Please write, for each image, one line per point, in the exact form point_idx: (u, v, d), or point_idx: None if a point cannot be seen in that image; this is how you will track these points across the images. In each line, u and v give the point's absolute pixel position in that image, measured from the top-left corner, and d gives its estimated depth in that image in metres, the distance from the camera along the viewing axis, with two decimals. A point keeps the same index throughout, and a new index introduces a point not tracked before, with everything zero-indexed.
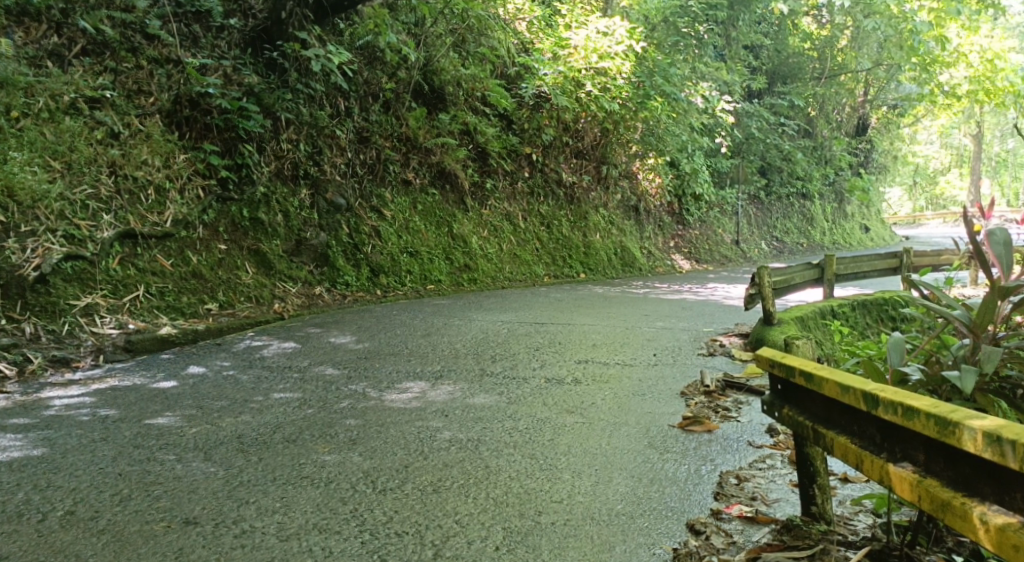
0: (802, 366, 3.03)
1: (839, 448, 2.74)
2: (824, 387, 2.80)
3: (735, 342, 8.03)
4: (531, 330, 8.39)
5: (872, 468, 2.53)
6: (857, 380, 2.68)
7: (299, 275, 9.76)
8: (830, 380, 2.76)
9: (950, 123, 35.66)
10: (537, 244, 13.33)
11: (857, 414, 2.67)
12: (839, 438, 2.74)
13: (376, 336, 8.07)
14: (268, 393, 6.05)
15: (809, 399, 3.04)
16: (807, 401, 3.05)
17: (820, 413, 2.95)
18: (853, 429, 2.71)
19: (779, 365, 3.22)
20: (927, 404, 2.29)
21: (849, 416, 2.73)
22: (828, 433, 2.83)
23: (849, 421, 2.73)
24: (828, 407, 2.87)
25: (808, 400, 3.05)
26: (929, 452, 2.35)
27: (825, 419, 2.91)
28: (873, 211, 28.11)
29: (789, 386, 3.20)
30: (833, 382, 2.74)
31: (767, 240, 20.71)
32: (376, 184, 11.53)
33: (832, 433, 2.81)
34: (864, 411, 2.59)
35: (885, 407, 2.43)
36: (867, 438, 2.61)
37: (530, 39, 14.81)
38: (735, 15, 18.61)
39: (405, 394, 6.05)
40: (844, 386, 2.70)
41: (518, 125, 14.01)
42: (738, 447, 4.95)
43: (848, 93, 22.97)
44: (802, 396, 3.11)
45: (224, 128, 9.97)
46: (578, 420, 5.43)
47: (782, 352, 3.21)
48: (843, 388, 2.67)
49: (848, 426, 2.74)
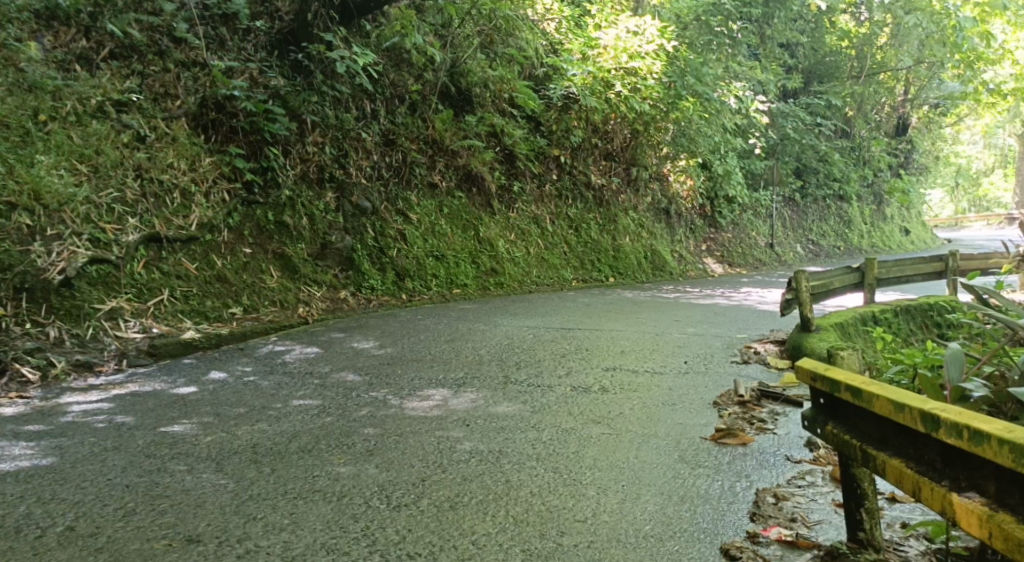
0: (849, 381, 2.83)
1: (893, 472, 2.55)
2: (875, 404, 2.60)
3: (770, 350, 7.73)
4: (557, 336, 8.16)
5: (933, 499, 2.34)
6: (914, 397, 2.48)
7: (324, 279, 9.63)
8: (882, 396, 2.57)
9: (993, 123, 34.71)
10: (565, 248, 13.09)
11: (914, 435, 2.48)
12: (893, 460, 2.55)
13: (398, 342, 7.90)
14: (287, 400, 5.89)
15: (858, 416, 2.84)
16: (856, 417, 2.85)
17: (871, 432, 2.75)
18: (910, 452, 2.52)
19: (824, 378, 3.01)
20: (999, 429, 2.10)
21: (905, 437, 2.54)
22: (882, 455, 2.64)
23: (904, 442, 2.54)
24: (881, 426, 2.68)
25: (857, 418, 2.84)
26: (1002, 482, 2.17)
27: (877, 439, 2.71)
28: (912, 214, 27.39)
29: (835, 400, 2.99)
30: (886, 399, 2.54)
31: (802, 243, 20.22)
32: (403, 187, 11.38)
33: (885, 455, 2.62)
34: (923, 433, 2.40)
35: (949, 430, 2.24)
36: (927, 462, 2.43)
37: (559, 40, 14.58)
38: (769, 13, 18.13)
39: (426, 402, 5.86)
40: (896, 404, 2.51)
41: (546, 127, 13.77)
42: (775, 461, 4.69)
43: (886, 93, 22.41)
44: (851, 412, 2.90)
45: (249, 131, 9.88)
46: (605, 431, 5.21)
47: (827, 365, 3.01)
48: (896, 405, 2.49)
49: (904, 447, 2.54)
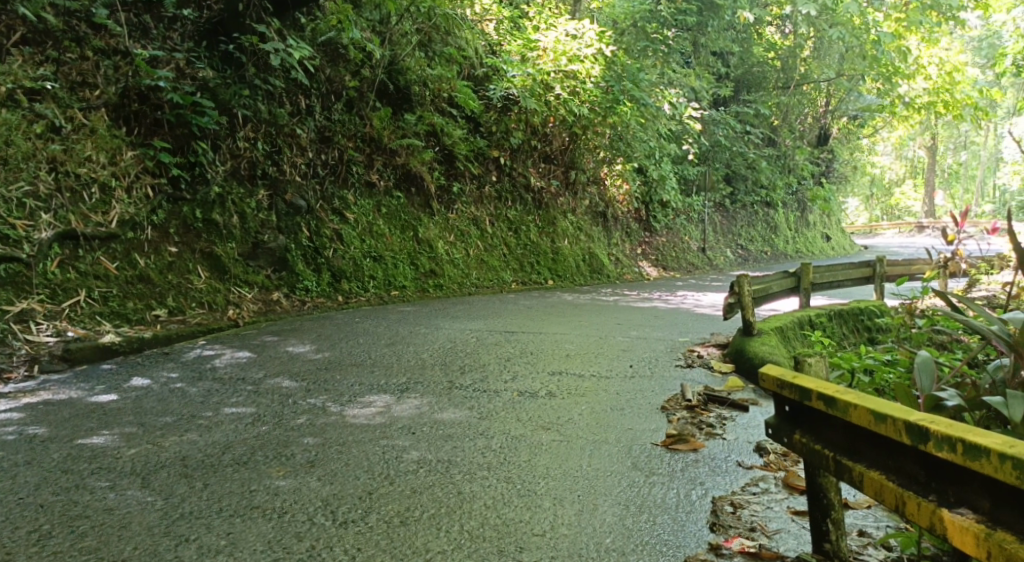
0: (819, 389, 2.84)
1: (873, 484, 2.65)
2: (852, 415, 2.67)
3: (713, 353, 7.74)
4: (501, 339, 8.00)
5: (924, 514, 2.47)
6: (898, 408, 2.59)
7: (255, 280, 9.25)
8: (861, 408, 2.65)
9: (907, 135, 36.13)
10: (504, 250, 12.95)
11: (896, 448, 2.59)
12: (873, 474, 2.65)
13: (336, 345, 7.60)
14: (218, 408, 5.56)
15: (826, 425, 2.88)
16: (824, 426, 2.89)
17: (841, 441, 2.81)
18: (889, 465, 2.62)
19: (792, 387, 2.97)
20: (1001, 446, 2.25)
21: (883, 450, 2.64)
22: (858, 467, 2.72)
23: (882, 455, 2.64)
24: (854, 437, 2.75)
25: (824, 427, 2.89)
26: (996, 498, 2.32)
27: (849, 449, 2.77)
28: (833, 220, 28.28)
29: (800, 408, 2.98)
30: (868, 411, 2.63)
31: (732, 248, 20.59)
32: (339, 186, 11.07)
33: (862, 467, 2.70)
34: (910, 447, 2.51)
35: (946, 445, 2.37)
36: (910, 475, 2.55)
37: (498, 41, 14.38)
38: (704, 21, 18.27)
39: (368, 409, 5.62)
40: (878, 416, 2.60)
41: (485, 128, 13.56)
42: (727, 468, 4.63)
43: (810, 103, 23.06)
44: (816, 420, 2.93)
45: (176, 124, 9.38)
46: (556, 438, 5.08)
47: (791, 372, 2.99)
48: (879, 417, 2.58)
49: (883, 459, 2.64)
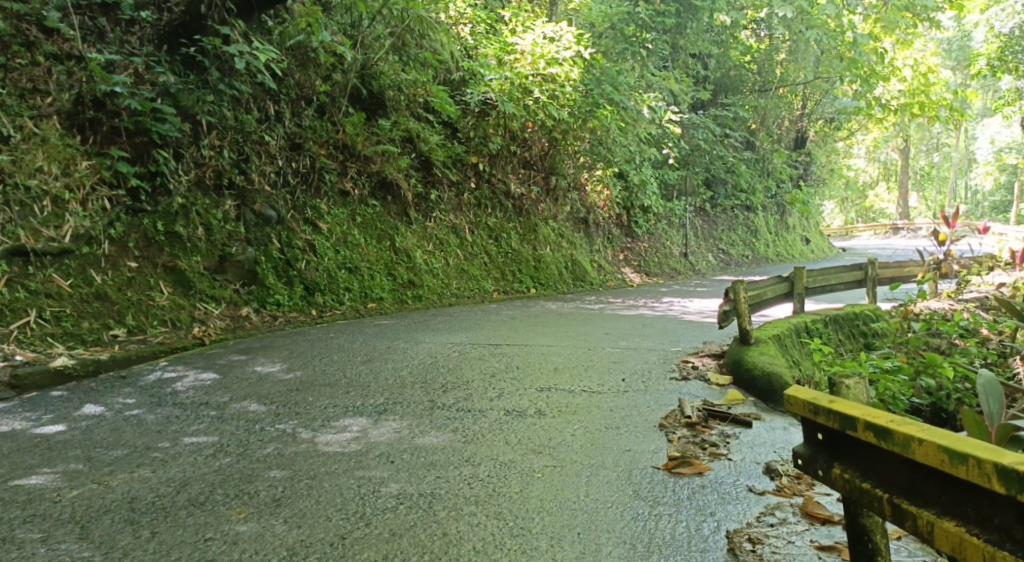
0: (870, 419, 2.62)
1: (949, 536, 2.41)
2: (922, 452, 2.45)
3: (708, 363, 7.35)
4: (485, 353, 7.55)
5: None
6: (983, 447, 2.36)
7: (222, 295, 8.76)
8: (936, 444, 2.42)
9: (881, 137, 36.14)
10: (485, 259, 12.50)
11: (979, 495, 2.37)
12: (947, 523, 2.42)
13: (308, 364, 7.11)
14: (176, 438, 5.07)
15: (875, 460, 2.65)
16: (872, 460, 2.66)
17: (896, 481, 2.59)
18: (967, 512, 2.40)
19: (834, 414, 2.72)
20: None
21: (959, 495, 2.41)
22: (925, 515, 2.47)
23: (956, 501, 2.42)
24: (918, 477, 2.52)
25: (871, 461, 2.66)
26: None
27: (908, 492, 2.55)
28: (811, 223, 28.07)
29: (841, 438, 2.75)
30: (946, 448, 2.39)
31: (713, 253, 20.23)
32: (311, 195, 10.59)
33: (932, 514, 2.46)
34: (1006, 496, 2.29)
35: None
36: (1001, 530, 2.32)
37: (474, 44, 13.93)
38: (682, 23, 17.83)
39: (343, 435, 5.16)
40: (959, 456, 2.38)
41: (463, 133, 13.09)
42: (738, 494, 4.24)
43: (786, 107, 22.82)
44: (861, 454, 2.69)
45: (135, 132, 8.84)
46: (548, 463, 4.65)
47: (830, 396, 2.76)
48: (964, 457, 2.35)
49: (959, 507, 2.41)
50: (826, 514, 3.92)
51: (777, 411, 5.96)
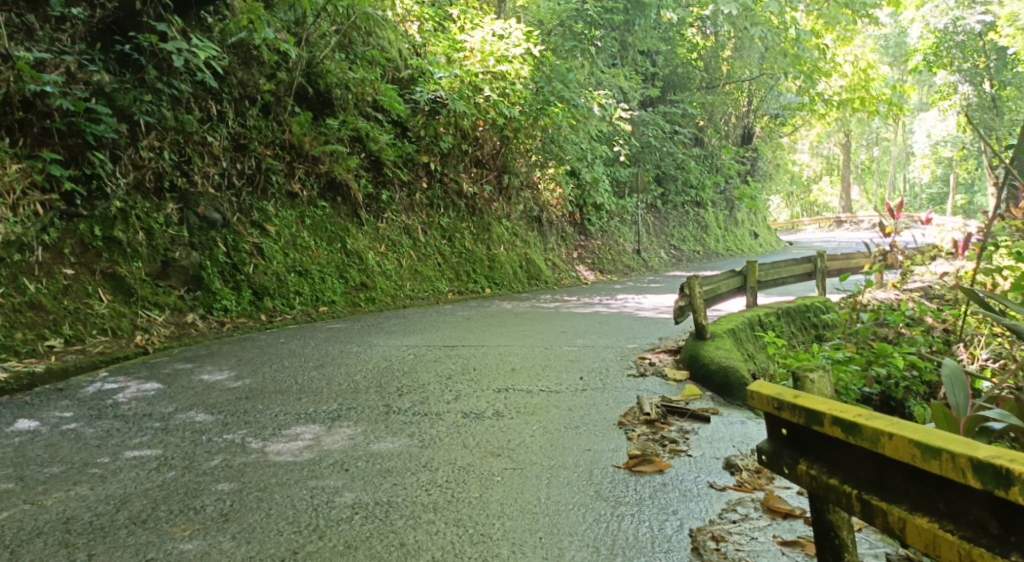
0: (837, 414, 2.63)
1: (922, 532, 2.44)
2: (893, 448, 2.46)
3: (665, 359, 7.33)
4: (441, 355, 7.42)
5: None
6: (956, 441, 2.39)
7: (166, 301, 8.50)
8: (908, 440, 2.43)
9: (825, 132, 36.90)
10: (438, 259, 12.35)
11: (950, 490, 2.40)
12: (919, 519, 2.45)
13: (257, 371, 6.89)
14: (117, 453, 4.86)
15: (842, 455, 2.67)
16: (840, 456, 2.68)
17: (863, 476, 2.61)
18: (938, 508, 2.43)
19: (800, 409, 2.73)
20: None
21: (930, 490, 2.44)
22: (895, 512, 2.50)
23: (927, 496, 2.45)
24: (887, 472, 2.55)
25: (838, 457, 2.68)
26: None
27: (878, 488, 2.57)
28: (760, 218, 28.52)
29: (806, 433, 2.77)
30: (918, 443, 2.41)
31: (666, 249, 20.35)
32: (257, 197, 10.32)
33: (903, 510, 2.49)
34: (979, 491, 2.32)
35: None
36: (974, 526, 2.36)
37: (422, 42, 13.76)
38: (630, 20, 17.86)
39: (294, 443, 4.99)
40: (931, 451, 2.40)
41: (413, 132, 12.92)
42: (699, 490, 4.19)
43: (733, 103, 23.11)
44: (828, 449, 2.72)
45: (68, 134, 8.48)
46: (507, 466, 4.55)
47: (794, 391, 2.78)
48: (937, 453, 2.37)
49: (931, 502, 2.44)
50: (788, 508, 3.90)
51: (734, 406, 5.95)
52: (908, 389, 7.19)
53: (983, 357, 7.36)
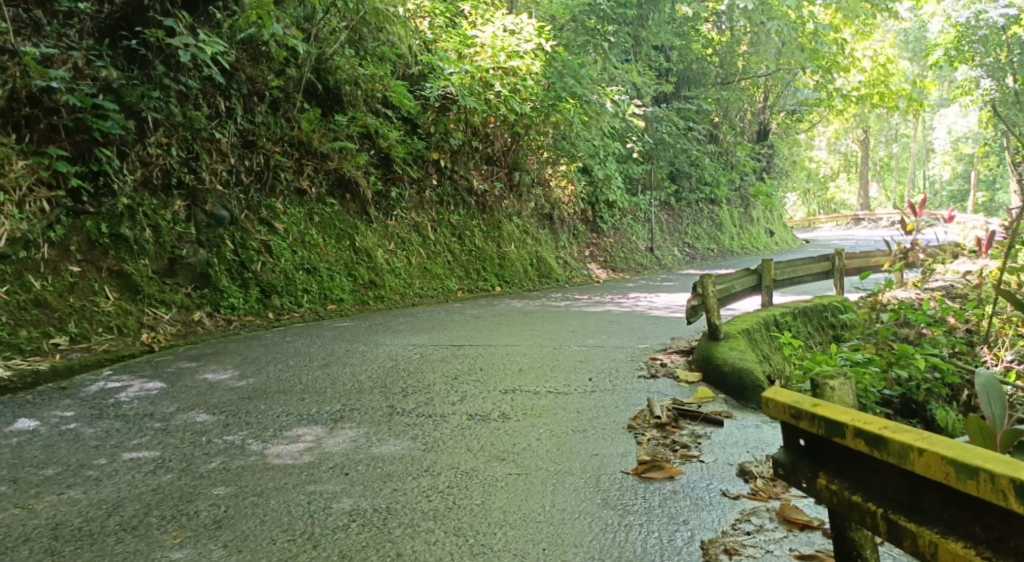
0: (864, 428, 2.61)
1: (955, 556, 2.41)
2: (926, 466, 2.44)
3: (677, 360, 7.15)
4: (447, 355, 7.28)
5: None
6: (992, 460, 2.36)
7: (173, 299, 8.42)
8: (942, 458, 2.41)
9: (841, 129, 36.45)
10: (448, 257, 12.23)
11: (987, 513, 2.37)
12: (952, 542, 2.43)
13: (261, 370, 6.77)
14: (114, 454, 4.75)
15: (867, 471, 2.66)
16: (864, 472, 2.67)
17: (888, 493, 2.60)
18: (974, 531, 2.41)
19: (824, 421, 2.72)
20: None
21: (964, 512, 2.42)
22: (927, 534, 2.48)
23: (961, 519, 2.43)
24: (918, 491, 2.53)
25: (862, 473, 2.68)
26: None
27: (907, 508, 2.56)
28: (775, 216, 28.19)
29: (828, 445, 2.77)
30: (954, 462, 2.39)
31: (679, 247, 20.12)
32: (266, 194, 10.21)
33: (936, 532, 2.47)
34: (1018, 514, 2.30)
35: None
36: (1012, 551, 2.33)
37: (434, 38, 13.60)
38: (644, 15, 17.45)
39: (295, 445, 4.87)
40: (967, 471, 2.38)
41: (423, 128, 12.78)
42: (712, 499, 4.04)
43: (748, 99, 22.81)
44: (852, 463, 2.70)
45: (75, 130, 8.39)
46: (512, 471, 4.41)
47: (813, 401, 2.78)
48: (975, 473, 2.35)
49: (965, 525, 2.42)
50: (805, 519, 3.75)
51: (749, 409, 5.78)
52: (928, 391, 7.00)
53: (1008, 359, 7.29)
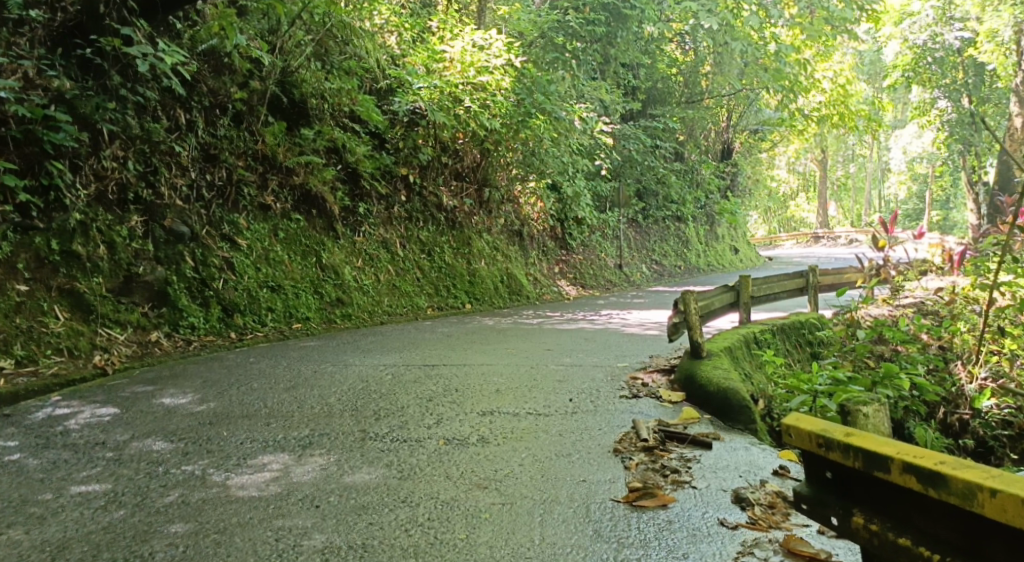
0: (917, 464, 2.67)
1: None
2: (994, 507, 2.49)
3: (659, 380, 6.93)
4: (420, 375, 6.97)
5: None
6: None
7: (129, 319, 8.01)
8: (1014, 499, 2.45)
9: (802, 148, 36.92)
10: (418, 274, 11.94)
11: None
12: None
13: (222, 394, 6.38)
14: (62, 488, 4.37)
15: (917, 509, 2.72)
16: (909, 511, 2.75)
17: (937, 533, 2.67)
18: None
19: (869, 455, 2.79)
20: None
21: None
22: None
23: None
24: (979, 532, 2.58)
25: (907, 510, 2.75)
26: None
27: (965, 551, 2.60)
28: (739, 233, 28.35)
29: (869, 480, 2.83)
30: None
31: (647, 264, 20.04)
32: (228, 209, 9.83)
33: None
34: None
35: None
36: None
37: (402, 52, 13.32)
38: (612, 32, 17.30)
39: (260, 475, 4.53)
40: None
41: (391, 144, 12.50)
42: (709, 530, 3.84)
43: (712, 118, 22.86)
44: (899, 500, 2.76)
45: (24, 142, 7.91)
46: (495, 501, 4.14)
47: (847, 432, 2.86)
48: None
49: None
50: (812, 551, 3.57)
51: (736, 431, 5.57)
52: (907, 407, 6.91)
53: (982, 376, 7.20)
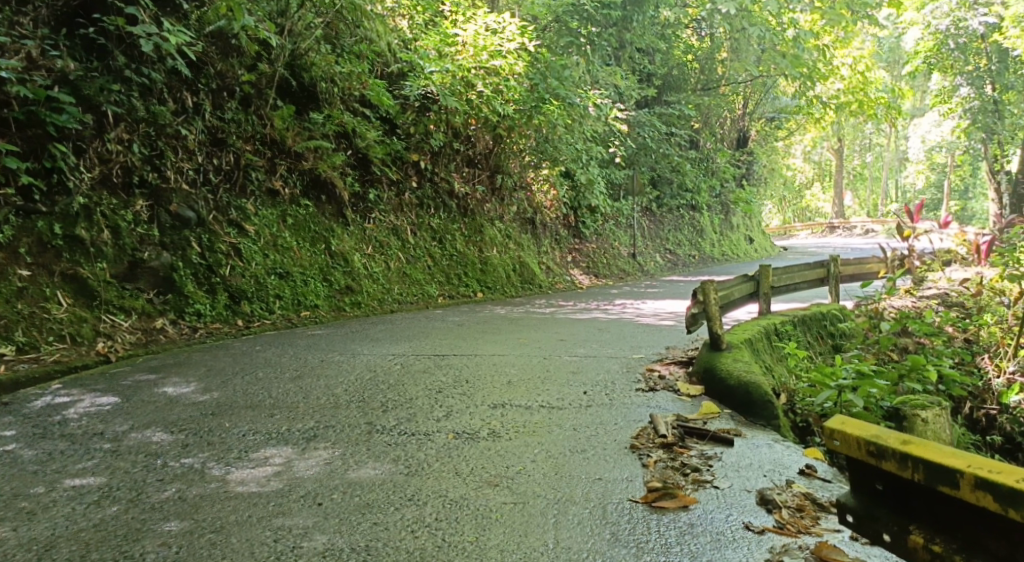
0: (991, 480, 2.67)
1: None
2: None
3: (676, 372, 6.70)
4: (430, 366, 6.77)
5: None
6: None
7: (133, 305, 7.84)
8: None
9: (819, 137, 36.36)
10: (428, 262, 11.72)
11: None
12: None
13: (226, 384, 6.20)
14: (55, 481, 4.19)
15: (984, 526, 2.73)
16: (972, 530, 2.76)
17: (1003, 553, 2.69)
18: None
19: (937, 468, 2.79)
20: None
21: None
22: None
23: None
24: None
25: (971, 530, 2.76)
26: None
27: None
28: (755, 222, 27.97)
29: (930, 493, 2.84)
30: None
31: (661, 253, 19.74)
32: (236, 195, 9.64)
33: None
34: None
35: None
36: None
37: (413, 36, 13.05)
38: (628, 16, 16.80)
39: (262, 469, 4.34)
40: None
41: (402, 129, 12.25)
42: (733, 535, 3.64)
43: (728, 105, 22.46)
44: (964, 516, 2.78)
45: (27, 124, 7.71)
46: (507, 500, 3.93)
47: (907, 442, 2.86)
48: None
49: None
50: None
51: (759, 428, 5.34)
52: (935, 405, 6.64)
53: (1010, 370, 6.90)
